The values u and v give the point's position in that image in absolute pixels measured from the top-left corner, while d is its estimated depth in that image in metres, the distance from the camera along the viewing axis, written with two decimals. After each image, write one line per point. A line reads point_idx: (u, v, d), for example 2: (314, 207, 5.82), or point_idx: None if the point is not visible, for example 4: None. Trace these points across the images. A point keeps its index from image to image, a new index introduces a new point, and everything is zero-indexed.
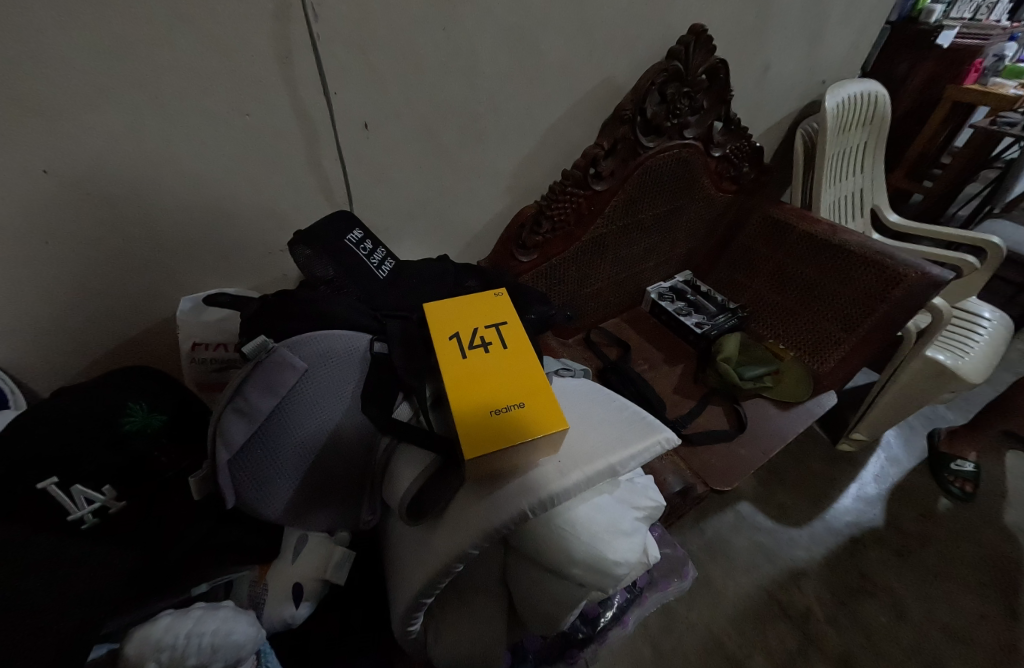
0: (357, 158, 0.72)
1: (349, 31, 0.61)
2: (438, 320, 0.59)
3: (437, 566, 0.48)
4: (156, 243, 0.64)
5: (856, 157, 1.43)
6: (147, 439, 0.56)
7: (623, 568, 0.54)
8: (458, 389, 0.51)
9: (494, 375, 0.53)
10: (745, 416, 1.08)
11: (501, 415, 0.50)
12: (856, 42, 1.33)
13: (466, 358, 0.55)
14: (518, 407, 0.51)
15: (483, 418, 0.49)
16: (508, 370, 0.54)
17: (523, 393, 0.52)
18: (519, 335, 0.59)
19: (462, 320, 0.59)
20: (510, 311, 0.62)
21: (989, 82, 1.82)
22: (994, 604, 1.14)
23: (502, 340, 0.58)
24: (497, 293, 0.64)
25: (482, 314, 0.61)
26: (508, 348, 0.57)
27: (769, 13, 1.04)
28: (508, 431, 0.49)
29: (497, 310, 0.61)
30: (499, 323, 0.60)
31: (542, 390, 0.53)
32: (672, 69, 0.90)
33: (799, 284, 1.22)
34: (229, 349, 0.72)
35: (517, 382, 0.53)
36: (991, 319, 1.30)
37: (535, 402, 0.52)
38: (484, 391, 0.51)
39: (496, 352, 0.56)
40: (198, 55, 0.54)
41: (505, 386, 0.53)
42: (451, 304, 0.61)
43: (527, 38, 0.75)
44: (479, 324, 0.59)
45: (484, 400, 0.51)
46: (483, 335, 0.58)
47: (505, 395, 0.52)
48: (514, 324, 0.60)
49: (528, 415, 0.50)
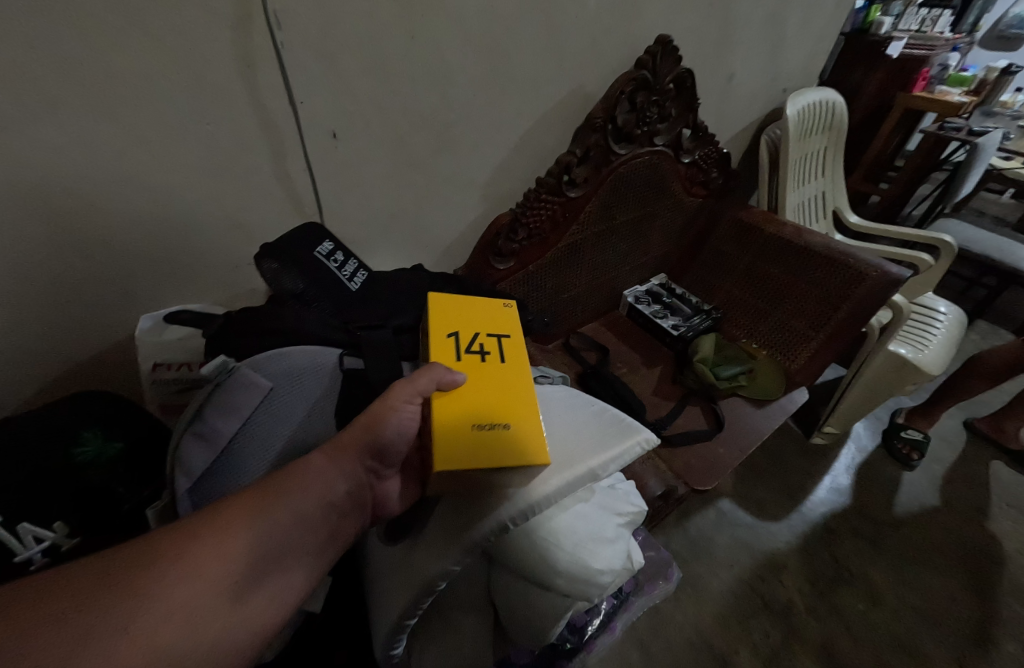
0: (327, 166, 0.71)
1: (315, 39, 0.60)
2: (440, 316, 0.58)
3: (418, 586, 0.47)
4: (110, 259, 0.60)
5: (818, 161, 1.49)
6: (102, 470, 0.56)
7: (607, 575, 0.55)
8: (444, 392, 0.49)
9: (486, 389, 0.51)
10: (722, 414, 1.10)
11: (481, 433, 0.47)
12: (813, 52, 1.39)
13: (460, 361, 0.53)
14: (503, 427, 0.48)
15: (462, 429, 0.47)
16: (500, 385, 0.52)
17: (511, 417, 0.50)
18: (521, 352, 0.57)
19: (465, 324, 0.58)
20: (515, 326, 0.61)
21: (936, 90, 1.93)
22: (962, 586, 1.18)
23: (502, 355, 0.56)
24: (505, 305, 0.64)
25: (486, 323, 0.60)
26: (506, 362, 0.55)
27: (732, 23, 1.07)
28: (483, 451, 0.46)
29: (502, 322, 0.61)
30: (502, 335, 0.59)
31: (531, 419, 0.50)
32: (641, 78, 0.92)
33: (769, 284, 1.25)
34: (194, 368, 0.69)
35: (511, 403, 0.51)
36: (946, 313, 1.37)
37: (522, 428, 0.49)
38: (469, 401, 0.49)
39: (494, 363, 0.55)
40: (153, 63, 0.51)
41: (497, 402, 0.50)
42: (459, 306, 0.61)
43: (496, 48, 0.76)
44: (482, 333, 0.58)
45: (467, 414, 0.48)
46: (484, 344, 0.57)
47: (492, 414, 0.49)
48: (517, 340, 0.58)
49: (513, 438, 0.48)
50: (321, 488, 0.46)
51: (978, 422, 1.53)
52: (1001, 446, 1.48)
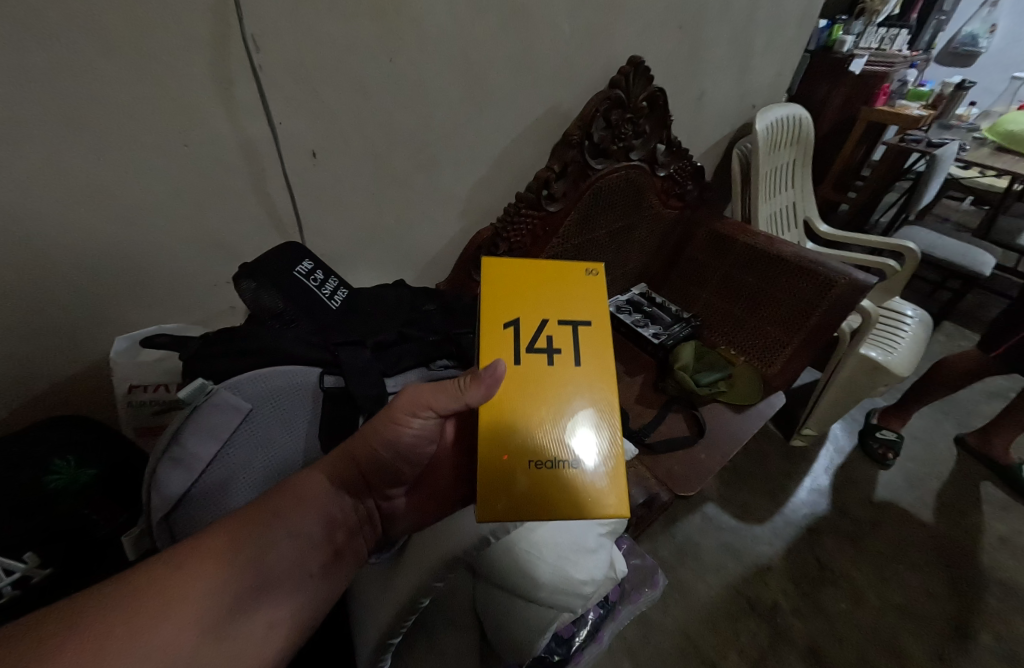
0: (307, 185, 0.71)
1: (293, 62, 0.61)
2: (500, 294, 0.52)
3: (401, 602, 0.46)
4: (84, 280, 0.60)
5: (788, 173, 1.55)
6: (74, 496, 0.55)
7: (590, 586, 0.56)
8: (493, 424, 0.47)
9: (549, 409, 0.49)
10: (704, 423, 1.11)
11: (539, 471, 0.47)
12: (780, 70, 1.45)
13: (519, 366, 0.49)
14: (570, 466, 0.48)
15: (518, 474, 0.47)
16: (569, 402, 0.50)
17: (579, 452, 0.49)
18: (606, 351, 0.52)
19: (531, 307, 0.52)
20: (599, 308, 0.53)
21: (896, 104, 2.03)
22: (939, 581, 1.22)
23: (576, 357, 0.51)
24: (591, 271, 0.55)
25: (562, 303, 0.53)
26: (581, 367, 0.51)
27: (700, 44, 1.12)
28: (537, 501, 0.47)
29: (584, 303, 0.53)
30: (580, 323, 0.52)
31: (603, 455, 0.49)
32: (615, 97, 0.95)
33: (745, 293, 1.29)
34: (172, 390, 0.68)
35: (578, 432, 0.49)
36: (913, 316, 1.42)
37: (590, 468, 0.48)
38: (529, 436, 0.48)
39: (564, 366, 0.51)
40: (128, 87, 0.52)
41: (562, 434, 0.49)
42: (524, 276, 0.53)
43: (474, 69, 0.78)
44: (552, 320, 0.52)
45: (523, 454, 0.47)
46: (554, 338, 0.51)
47: (553, 451, 0.48)
48: (598, 332, 0.53)
49: (579, 479, 0.48)
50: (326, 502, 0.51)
51: (969, 437, 1.51)
52: (991, 465, 1.45)
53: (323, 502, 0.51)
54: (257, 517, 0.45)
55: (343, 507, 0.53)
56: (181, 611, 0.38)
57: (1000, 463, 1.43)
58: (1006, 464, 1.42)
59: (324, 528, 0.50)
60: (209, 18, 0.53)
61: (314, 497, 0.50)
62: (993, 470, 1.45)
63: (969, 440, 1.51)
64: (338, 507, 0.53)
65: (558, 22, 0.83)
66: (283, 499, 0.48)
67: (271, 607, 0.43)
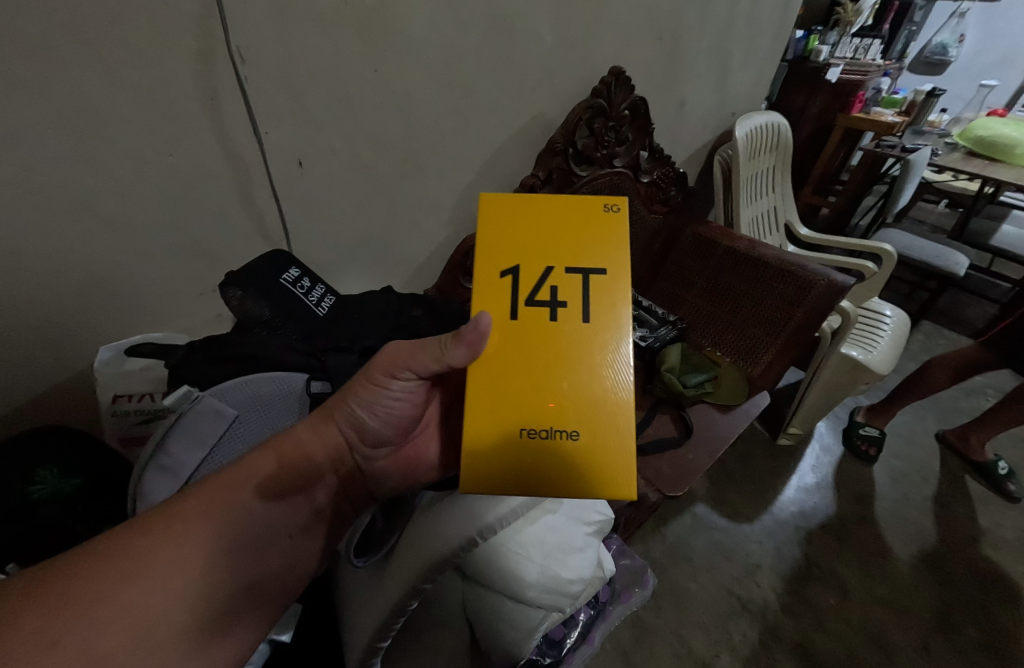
0: (293, 194, 0.72)
1: (278, 73, 0.62)
2: (501, 238, 0.48)
3: (390, 606, 0.47)
4: (68, 291, 0.60)
5: (768, 178, 1.59)
6: (58, 507, 0.55)
7: (577, 584, 0.58)
8: (482, 384, 0.45)
9: (547, 369, 0.46)
10: (690, 421, 1.14)
11: (532, 440, 0.45)
12: (758, 79, 1.50)
13: (516, 320, 0.47)
14: (570, 436, 0.45)
15: (509, 438, 0.45)
16: (571, 360, 0.46)
17: (580, 418, 0.45)
18: (618, 304, 0.47)
19: (535, 253, 0.48)
20: (618, 255, 0.48)
21: (871, 112, 2.09)
22: (924, 574, 1.24)
23: (584, 311, 0.47)
24: (611, 208, 0.49)
25: (575, 247, 0.48)
26: (587, 324, 0.47)
27: (680, 54, 1.16)
28: (526, 469, 0.45)
29: (601, 249, 0.49)
30: (597, 272, 0.48)
31: (607, 421, 0.45)
32: (596, 106, 0.98)
33: (728, 294, 1.32)
34: (157, 399, 0.68)
35: (579, 393, 0.46)
36: (891, 316, 1.45)
37: (590, 436, 0.45)
38: (525, 400, 0.45)
39: (569, 322, 0.47)
40: (113, 98, 0.52)
41: (560, 396, 0.45)
42: (531, 217, 0.49)
43: (458, 80, 0.79)
44: (559, 268, 0.48)
45: (516, 416, 0.45)
46: (559, 290, 0.47)
47: (550, 415, 0.45)
48: (615, 283, 0.48)
49: (579, 451, 0.45)
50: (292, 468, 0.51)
51: (947, 433, 1.55)
52: (967, 460, 1.49)
53: (305, 463, 0.53)
54: (227, 486, 0.47)
55: (325, 466, 0.55)
56: (150, 577, 0.40)
57: (975, 459, 1.47)
58: (981, 461, 1.46)
59: (306, 488, 0.53)
60: (195, 31, 0.54)
61: (293, 461, 0.52)
62: (969, 465, 1.49)
63: (948, 437, 1.54)
64: (322, 467, 0.55)
65: (540, 33, 0.85)
66: (260, 463, 0.49)
67: (247, 568, 0.46)
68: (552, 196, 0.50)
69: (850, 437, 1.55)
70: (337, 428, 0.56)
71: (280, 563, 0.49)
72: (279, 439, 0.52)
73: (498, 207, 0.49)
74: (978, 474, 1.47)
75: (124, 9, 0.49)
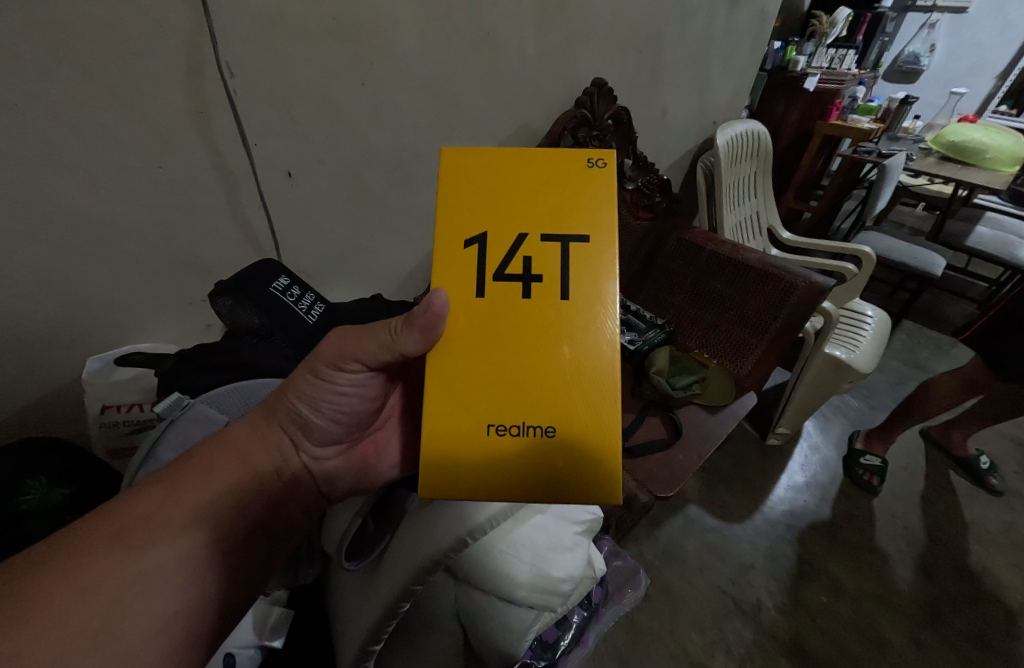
0: (283, 204, 0.73)
1: (267, 85, 0.63)
2: (468, 205, 0.46)
3: (381, 609, 0.47)
4: (57, 302, 0.60)
5: (750, 184, 1.63)
6: (47, 517, 0.54)
7: (568, 584, 0.60)
8: (442, 370, 0.44)
9: (515, 354, 0.44)
10: (680, 422, 1.14)
11: (500, 435, 0.43)
12: (737, 88, 1.54)
13: (483, 298, 0.45)
14: (547, 431, 0.43)
15: (473, 433, 0.43)
16: (542, 342, 0.44)
17: (553, 411, 0.43)
18: (601, 278, 0.45)
19: (506, 222, 0.46)
20: (597, 220, 0.46)
21: (849, 119, 2.16)
22: (912, 569, 1.26)
23: (563, 287, 0.45)
24: (592, 164, 0.47)
25: (548, 213, 0.46)
26: (566, 300, 0.45)
27: (660, 65, 1.19)
28: (495, 467, 0.43)
29: (580, 215, 0.46)
30: (576, 240, 0.45)
31: (582, 413, 0.43)
32: (580, 116, 1.00)
33: (714, 297, 1.34)
34: (146, 409, 0.68)
35: (554, 372, 0.44)
36: (873, 316, 1.49)
37: (566, 430, 0.43)
38: (493, 389, 0.43)
39: (544, 298, 0.45)
40: (103, 113, 0.53)
41: (534, 381, 0.44)
42: (505, 181, 0.47)
43: (444, 91, 0.81)
44: (533, 237, 0.45)
45: (481, 409, 0.43)
46: (533, 262, 0.45)
47: (517, 408, 0.43)
48: (595, 249, 0.45)
49: (558, 444, 0.43)
50: (233, 469, 0.49)
51: (931, 429, 1.58)
52: (950, 455, 1.52)
53: (239, 467, 0.50)
54: (138, 507, 0.43)
55: (266, 468, 0.52)
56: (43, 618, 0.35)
57: (958, 454, 1.50)
58: (965, 457, 1.49)
59: (241, 495, 0.48)
60: (184, 47, 0.55)
61: (223, 466, 0.49)
62: (953, 460, 1.52)
63: (932, 432, 1.57)
64: (262, 470, 0.51)
65: (522, 46, 0.87)
66: (190, 471, 0.47)
67: (168, 595, 0.40)
68: (530, 155, 0.47)
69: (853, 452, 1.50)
70: (279, 427, 0.54)
71: (215, 586, 0.43)
72: (211, 443, 0.50)
73: (465, 169, 0.47)
74: (963, 471, 1.50)
75: (115, 27, 0.50)
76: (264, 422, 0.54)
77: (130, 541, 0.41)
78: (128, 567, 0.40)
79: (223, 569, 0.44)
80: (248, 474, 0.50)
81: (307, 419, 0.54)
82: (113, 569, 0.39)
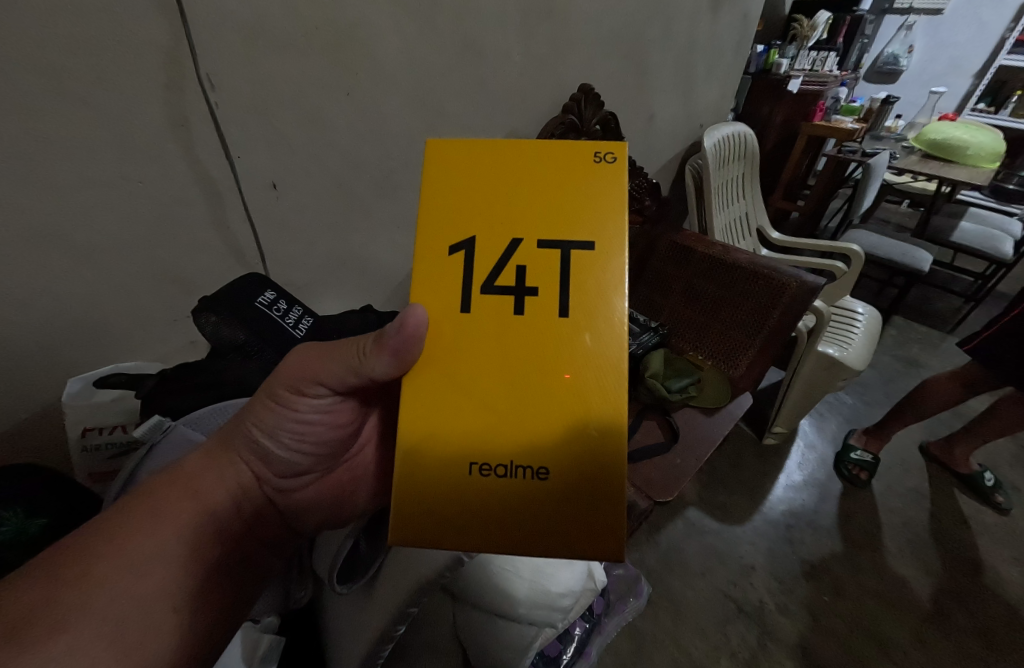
0: (267, 217, 0.72)
1: (249, 97, 0.62)
2: (453, 208, 0.46)
3: (375, 635, 0.46)
4: (31, 323, 0.57)
5: (738, 185, 1.64)
6: (23, 550, 0.52)
7: (568, 598, 0.58)
8: (417, 396, 0.43)
9: (504, 378, 0.42)
10: (676, 426, 1.13)
11: (485, 474, 0.42)
12: (723, 91, 1.56)
13: (469, 311, 0.44)
14: (537, 469, 0.42)
15: (457, 473, 0.42)
16: (528, 368, 0.42)
17: (547, 448, 0.42)
18: (606, 292, 0.44)
19: (497, 224, 0.45)
20: (601, 227, 0.45)
21: (833, 119, 2.19)
22: (913, 566, 1.25)
23: (562, 303, 0.44)
24: (595, 161, 0.46)
25: (541, 219, 0.45)
26: (565, 317, 0.43)
27: (646, 71, 1.20)
28: (482, 504, 0.42)
29: (583, 223, 0.45)
30: (579, 251, 0.44)
31: (579, 448, 0.42)
32: (568, 121, 1.02)
33: (706, 298, 1.34)
34: (129, 430, 0.66)
35: (551, 394, 0.42)
36: (864, 313, 1.49)
37: (560, 471, 0.42)
38: (479, 422, 0.42)
39: (539, 313, 0.44)
40: (78, 128, 0.52)
41: (524, 409, 0.42)
42: (498, 182, 0.46)
43: (430, 101, 0.81)
44: (529, 242, 0.44)
45: (466, 445, 0.42)
46: (525, 272, 0.44)
47: (506, 446, 0.42)
48: (596, 258, 0.44)
49: (553, 483, 0.42)
50: (188, 511, 0.45)
51: (932, 446, 1.52)
52: (954, 473, 1.47)
53: (192, 506, 0.46)
54: (70, 563, 0.39)
55: (224, 503, 0.48)
56: None
57: (961, 471, 1.45)
58: (970, 473, 1.43)
59: (198, 540, 0.45)
60: (163, 60, 0.54)
61: (174, 508, 0.44)
62: (956, 478, 1.46)
63: (933, 450, 1.52)
64: (219, 506, 0.48)
65: (509, 54, 0.88)
66: (137, 517, 0.43)
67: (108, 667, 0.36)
68: (529, 153, 0.46)
69: (840, 460, 1.49)
70: (239, 456, 0.51)
71: (158, 651, 0.39)
72: (158, 480, 0.46)
73: (451, 166, 0.47)
74: (960, 481, 1.46)
75: (90, 40, 0.49)
76: (219, 453, 0.50)
77: (59, 610, 0.37)
78: (53, 644, 0.35)
79: (176, 627, 0.40)
80: (205, 513, 0.46)
81: (264, 449, 0.51)
82: (33, 647, 0.34)
